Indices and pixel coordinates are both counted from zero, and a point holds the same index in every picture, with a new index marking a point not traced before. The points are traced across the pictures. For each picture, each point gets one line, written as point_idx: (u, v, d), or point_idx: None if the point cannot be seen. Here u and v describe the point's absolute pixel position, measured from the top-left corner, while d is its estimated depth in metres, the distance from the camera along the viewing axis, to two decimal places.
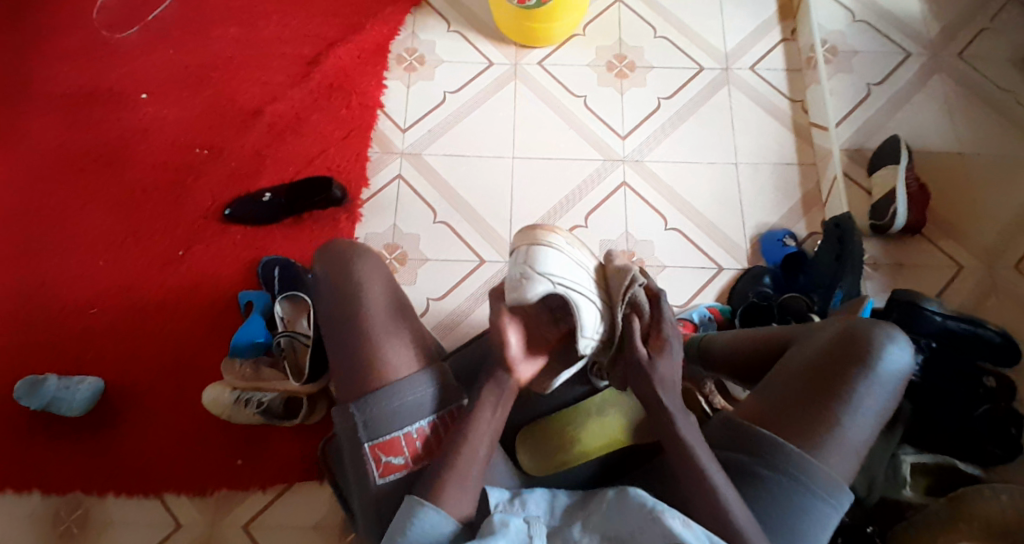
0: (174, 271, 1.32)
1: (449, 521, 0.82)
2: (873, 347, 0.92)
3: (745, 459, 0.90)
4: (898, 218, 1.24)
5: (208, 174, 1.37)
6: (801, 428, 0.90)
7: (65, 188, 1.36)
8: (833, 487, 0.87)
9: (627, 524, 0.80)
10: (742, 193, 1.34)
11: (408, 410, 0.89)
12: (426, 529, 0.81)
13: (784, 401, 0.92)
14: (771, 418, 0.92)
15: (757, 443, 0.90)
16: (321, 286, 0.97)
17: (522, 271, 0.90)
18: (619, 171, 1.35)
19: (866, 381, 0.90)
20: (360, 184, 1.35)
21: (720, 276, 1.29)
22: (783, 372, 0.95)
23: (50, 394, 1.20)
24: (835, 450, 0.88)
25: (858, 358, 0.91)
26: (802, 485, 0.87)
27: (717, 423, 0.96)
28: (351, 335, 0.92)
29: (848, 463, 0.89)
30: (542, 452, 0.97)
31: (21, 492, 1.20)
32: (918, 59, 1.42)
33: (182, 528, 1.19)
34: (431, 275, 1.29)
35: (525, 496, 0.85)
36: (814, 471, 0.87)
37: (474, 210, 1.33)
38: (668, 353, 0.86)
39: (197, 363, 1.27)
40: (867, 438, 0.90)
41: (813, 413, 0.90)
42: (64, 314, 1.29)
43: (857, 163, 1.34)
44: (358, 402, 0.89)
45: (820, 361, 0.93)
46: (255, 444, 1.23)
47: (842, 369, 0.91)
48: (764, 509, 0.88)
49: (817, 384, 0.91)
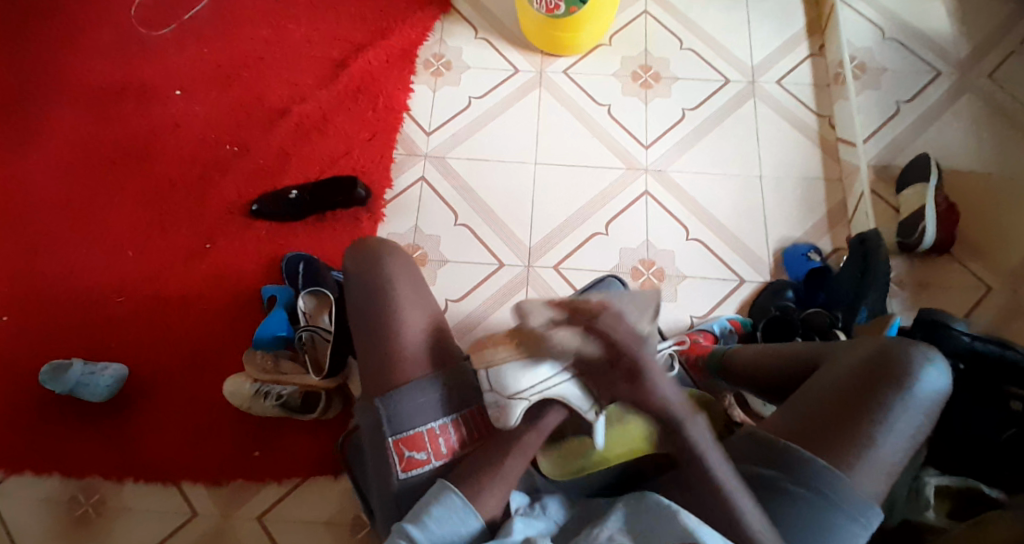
0: (199, 263, 1.35)
1: (477, 522, 0.86)
2: (908, 368, 0.92)
3: (771, 472, 0.89)
4: (926, 236, 1.23)
5: (236, 171, 1.40)
6: (830, 445, 0.89)
7: (99, 181, 1.40)
8: (863, 506, 0.86)
9: (644, 521, 0.81)
10: (765, 205, 1.34)
11: (428, 408, 0.93)
12: (454, 523, 0.85)
13: (812, 419, 0.92)
14: (798, 434, 0.91)
15: (784, 459, 0.89)
16: (355, 277, 1.02)
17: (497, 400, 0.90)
18: (641, 180, 1.35)
19: (900, 401, 0.90)
20: (383, 185, 1.37)
21: (741, 288, 1.29)
22: (812, 388, 0.95)
23: (74, 379, 1.22)
24: (864, 470, 0.88)
25: (894, 379, 0.91)
26: (831, 504, 0.86)
27: (740, 436, 0.95)
28: (382, 325, 0.97)
29: (877, 483, 0.88)
30: (563, 456, 0.94)
31: (40, 474, 1.23)
32: (947, 78, 1.41)
33: (194, 517, 1.22)
34: (450, 276, 1.29)
35: (545, 501, 0.89)
36: (844, 488, 0.87)
37: (495, 214, 1.33)
38: (648, 370, 0.80)
39: (218, 355, 1.29)
40: (898, 458, 0.89)
41: (843, 431, 0.90)
42: (93, 302, 1.32)
43: (884, 181, 1.33)
44: (386, 397, 0.93)
45: (851, 378, 0.93)
46: (272, 436, 1.26)
47: (876, 389, 0.91)
48: (792, 524, 0.86)
49: (847, 401, 0.91)
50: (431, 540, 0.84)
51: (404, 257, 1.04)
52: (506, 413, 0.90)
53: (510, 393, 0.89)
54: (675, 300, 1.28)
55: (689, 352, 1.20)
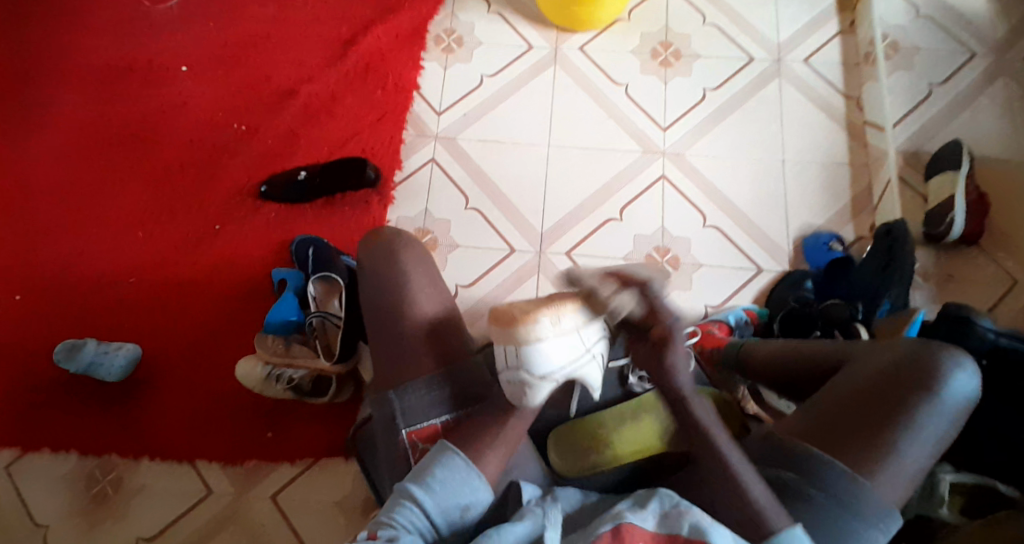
0: (210, 245, 1.34)
1: (484, 489, 0.91)
2: (938, 372, 0.91)
3: (791, 476, 0.89)
4: (954, 228, 1.19)
5: (244, 151, 1.38)
6: (853, 450, 0.89)
7: (110, 159, 1.39)
8: (883, 512, 0.86)
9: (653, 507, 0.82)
10: (787, 191, 1.29)
11: (436, 403, 0.99)
12: (461, 487, 0.90)
13: (835, 422, 0.91)
14: (820, 437, 0.91)
15: (805, 462, 0.89)
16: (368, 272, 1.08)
17: (522, 380, 0.91)
18: (658, 164, 1.31)
19: (928, 406, 0.89)
20: (393, 166, 1.34)
21: (759, 277, 1.26)
22: (837, 390, 0.94)
23: (89, 359, 1.25)
24: (887, 475, 0.87)
25: (921, 382, 0.91)
26: (852, 509, 0.86)
27: (759, 439, 0.95)
28: (391, 320, 1.04)
29: (900, 489, 0.88)
30: (575, 453, 1.07)
31: (59, 452, 1.26)
32: (982, 60, 1.34)
33: (209, 496, 1.24)
34: (461, 262, 1.27)
35: (556, 492, 0.92)
36: (865, 494, 0.86)
37: (507, 198, 1.30)
38: (676, 343, 0.83)
39: (230, 338, 1.30)
40: (922, 464, 0.89)
41: (868, 435, 0.89)
42: (107, 283, 1.33)
43: (911, 166, 1.28)
44: (397, 390, 1.01)
45: (878, 381, 0.92)
46: (284, 419, 1.28)
47: (904, 393, 0.90)
48: (811, 528, 0.86)
49: (873, 405, 0.91)
50: (436, 499, 0.89)
51: (417, 248, 1.11)
52: (526, 393, 0.92)
53: (540, 375, 0.90)
54: (689, 289, 1.25)
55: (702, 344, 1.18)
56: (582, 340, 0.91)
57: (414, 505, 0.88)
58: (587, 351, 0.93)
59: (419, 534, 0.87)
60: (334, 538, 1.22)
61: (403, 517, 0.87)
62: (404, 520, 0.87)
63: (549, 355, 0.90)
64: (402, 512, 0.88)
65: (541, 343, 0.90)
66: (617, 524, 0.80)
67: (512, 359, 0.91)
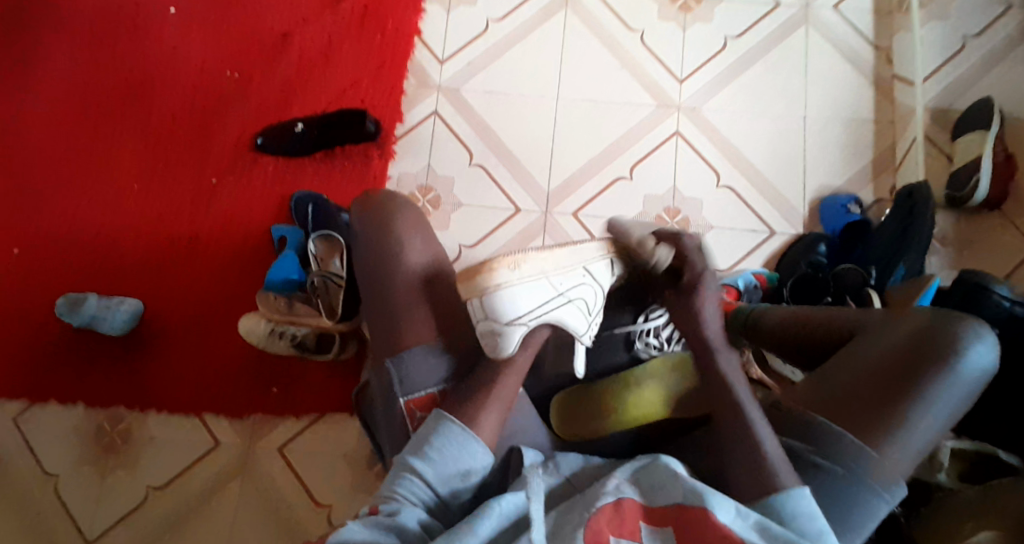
0: (208, 200, 1.33)
1: (486, 455, 0.90)
2: (954, 346, 0.89)
3: (800, 445, 0.90)
4: (979, 189, 1.14)
5: (237, 103, 1.36)
6: (865, 424, 0.88)
7: (103, 109, 1.37)
8: (890, 483, 0.88)
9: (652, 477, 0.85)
10: (807, 148, 1.24)
11: (430, 372, 0.98)
12: (461, 455, 0.89)
13: (846, 393, 0.90)
14: (829, 408, 0.91)
15: (814, 431, 0.90)
16: (363, 242, 1.05)
17: (494, 329, 0.96)
18: (672, 119, 1.26)
19: (941, 381, 0.88)
20: (394, 119, 1.31)
21: (771, 241, 1.22)
22: (847, 363, 0.93)
23: (91, 313, 1.24)
24: (898, 446, 0.87)
25: (936, 357, 0.89)
26: (859, 477, 0.87)
27: (769, 409, 0.96)
28: (387, 274, 1.03)
29: (909, 459, 0.88)
30: (578, 420, 1.07)
31: (66, 404, 1.27)
32: (1020, 11, 1.26)
33: (217, 447, 1.26)
34: (465, 221, 1.25)
35: (558, 459, 0.92)
36: (872, 464, 0.87)
37: (511, 153, 1.27)
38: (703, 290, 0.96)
39: (231, 292, 1.30)
40: (933, 438, 0.89)
41: (880, 410, 0.88)
42: (107, 237, 1.32)
43: (939, 126, 1.22)
44: (394, 359, 0.98)
45: (891, 355, 0.91)
46: (289, 374, 1.28)
47: (917, 367, 0.89)
48: (819, 492, 0.87)
49: (885, 380, 0.89)
50: (436, 469, 0.88)
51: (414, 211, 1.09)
52: (501, 341, 0.96)
53: (508, 321, 0.95)
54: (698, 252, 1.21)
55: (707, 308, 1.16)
56: (549, 284, 0.98)
57: (415, 477, 0.88)
58: (557, 295, 0.99)
59: (422, 503, 0.87)
60: (341, 490, 1.24)
61: (405, 488, 0.87)
62: (406, 491, 0.87)
63: (513, 301, 0.96)
64: (404, 485, 0.87)
65: (505, 288, 0.96)
66: (619, 497, 0.82)
67: (478, 311, 0.96)
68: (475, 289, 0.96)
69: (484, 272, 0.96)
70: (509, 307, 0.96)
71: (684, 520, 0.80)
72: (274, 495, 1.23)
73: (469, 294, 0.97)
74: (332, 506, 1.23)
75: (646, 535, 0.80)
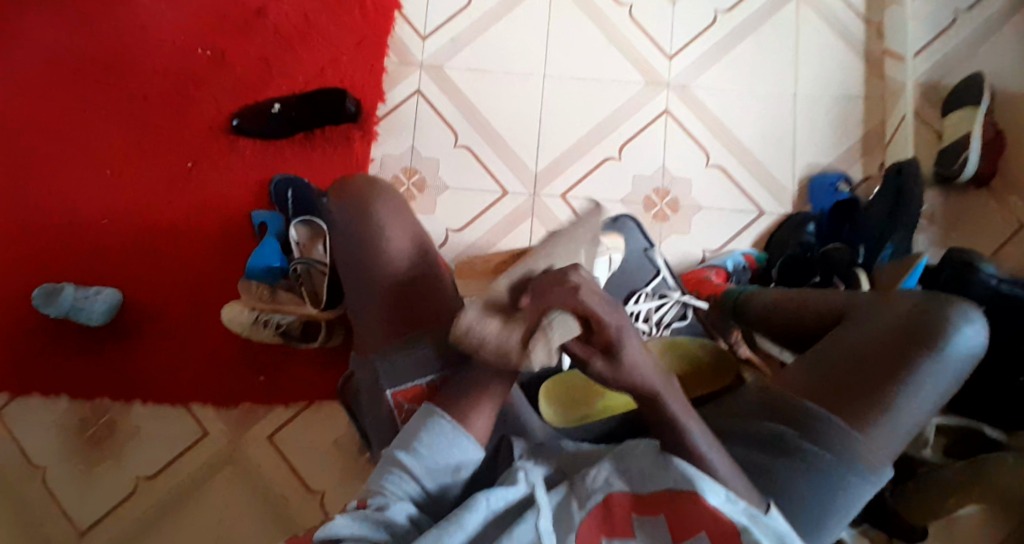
0: (184, 185, 1.29)
1: (477, 450, 0.87)
2: (944, 329, 0.88)
3: (785, 430, 0.87)
4: (968, 166, 1.13)
5: (212, 83, 1.32)
6: (853, 406, 0.86)
7: (71, 90, 1.31)
8: (875, 466, 0.85)
9: (638, 464, 0.81)
10: (798, 127, 1.24)
11: (417, 364, 0.95)
12: (452, 451, 0.85)
13: (837, 379, 0.88)
14: (819, 393, 0.88)
15: (802, 416, 0.87)
16: (340, 223, 1.00)
17: None
18: (663, 96, 1.25)
19: (931, 364, 0.87)
20: (375, 100, 1.28)
21: (761, 220, 1.22)
22: (836, 345, 0.91)
23: (68, 305, 1.20)
24: (886, 431, 0.86)
25: (927, 340, 0.88)
26: (845, 463, 0.85)
27: (753, 390, 0.92)
28: (371, 259, 0.98)
29: (896, 443, 0.86)
30: (567, 405, 1.03)
31: (48, 397, 1.25)
32: None
33: (206, 437, 1.24)
34: (451, 204, 1.23)
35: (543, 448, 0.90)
36: (859, 449, 0.85)
37: (497, 135, 1.25)
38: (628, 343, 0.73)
39: (213, 281, 1.27)
40: (920, 420, 0.87)
41: (868, 393, 0.86)
42: (79, 226, 1.28)
43: (931, 101, 1.22)
44: (381, 354, 0.97)
45: (883, 337, 0.89)
46: (275, 363, 1.26)
47: (907, 350, 0.87)
48: (804, 480, 0.85)
49: (875, 362, 0.88)
50: (426, 466, 0.84)
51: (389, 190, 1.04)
52: None
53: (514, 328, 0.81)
54: (687, 233, 1.21)
55: (698, 290, 1.16)
56: None
57: (404, 474, 0.84)
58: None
59: (412, 500, 0.84)
60: (332, 477, 1.23)
61: (393, 485, 0.83)
62: (396, 487, 0.83)
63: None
64: (393, 482, 0.84)
65: None
66: (608, 494, 0.80)
67: None
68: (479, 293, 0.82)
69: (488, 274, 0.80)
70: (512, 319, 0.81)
71: (677, 507, 0.78)
72: (267, 484, 1.23)
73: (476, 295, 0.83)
74: (323, 493, 1.22)
75: (638, 527, 0.79)
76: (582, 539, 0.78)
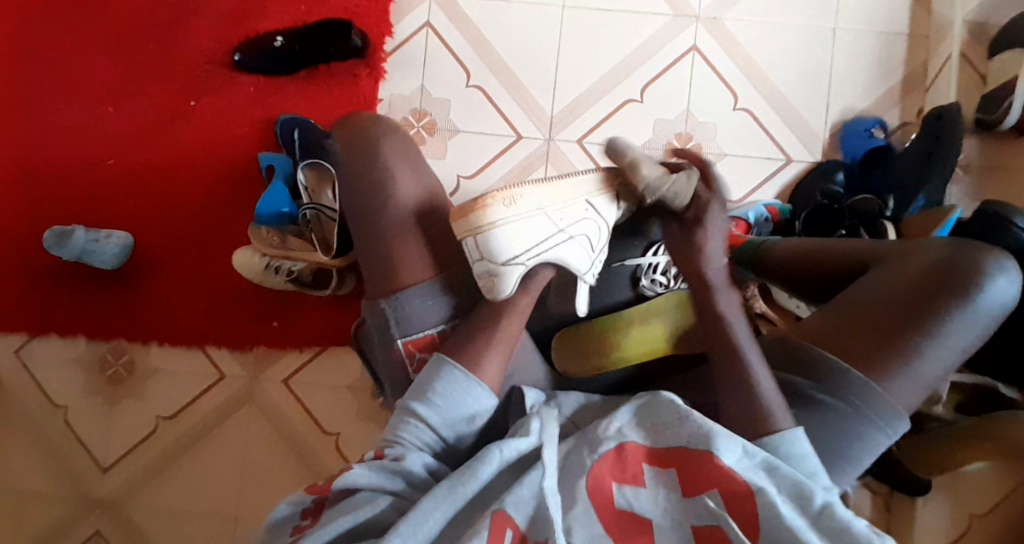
0: (188, 122, 1.25)
1: (491, 400, 0.82)
2: (975, 278, 0.81)
3: (798, 379, 0.83)
4: (1012, 114, 1.07)
5: (212, 11, 1.27)
6: (871, 355, 0.80)
7: (69, 20, 1.27)
8: (890, 416, 0.80)
9: (657, 415, 0.78)
10: (834, 65, 1.19)
11: (426, 313, 0.88)
12: (467, 401, 0.81)
13: (859, 324, 0.82)
14: (840, 339, 0.82)
15: (817, 365, 0.82)
16: (343, 163, 0.91)
17: (490, 269, 0.83)
18: (691, 30, 1.20)
19: (959, 315, 0.80)
20: (382, 32, 1.23)
21: (787, 168, 1.18)
22: (859, 291, 0.84)
23: (80, 247, 1.18)
24: (904, 382, 0.80)
25: (956, 290, 0.81)
26: (859, 414, 0.80)
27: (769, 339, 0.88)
28: (373, 206, 0.89)
29: (914, 394, 0.81)
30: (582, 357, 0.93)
31: (66, 338, 1.24)
32: None
33: (223, 379, 1.24)
34: (462, 148, 1.20)
35: (559, 398, 0.85)
36: (876, 401, 0.79)
37: (512, 73, 1.21)
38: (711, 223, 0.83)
39: (224, 223, 1.25)
40: (943, 372, 0.81)
41: (887, 343, 0.80)
42: (85, 163, 1.25)
43: (978, 40, 1.15)
44: (389, 300, 0.89)
45: (908, 285, 0.82)
46: (288, 306, 1.25)
47: (933, 300, 0.81)
48: (816, 434, 0.80)
49: (898, 310, 0.81)
50: (441, 417, 0.80)
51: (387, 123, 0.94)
52: (499, 282, 0.83)
53: (504, 261, 0.82)
54: None
55: None
56: (549, 220, 0.84)
57: (420, 424, 0.80)
58: (556, 232, 0.85)
59: (429, 450, 0.80)
60: (348, 418, 1.22)
61: (408, 433, 0.80)
62: (411, 437, 0.80)
63: (509, 236, 0.82)
64: (407, 432, 0.80)
65: (501, 227, 0.82)
66: (621, 442, 0.76)
67: (476, 251, 0.83)
68: (469, 227, 0.82)
69: (475, 206, 0.82)
70: (505, 247, 0.82)
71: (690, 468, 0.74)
72: (287, 423, 1.22)
73: (462, 232, 0.83)
74: (340, 434, 1.22)
75: (650, 478, 0.74)
76: (596, 497, 0.73)
